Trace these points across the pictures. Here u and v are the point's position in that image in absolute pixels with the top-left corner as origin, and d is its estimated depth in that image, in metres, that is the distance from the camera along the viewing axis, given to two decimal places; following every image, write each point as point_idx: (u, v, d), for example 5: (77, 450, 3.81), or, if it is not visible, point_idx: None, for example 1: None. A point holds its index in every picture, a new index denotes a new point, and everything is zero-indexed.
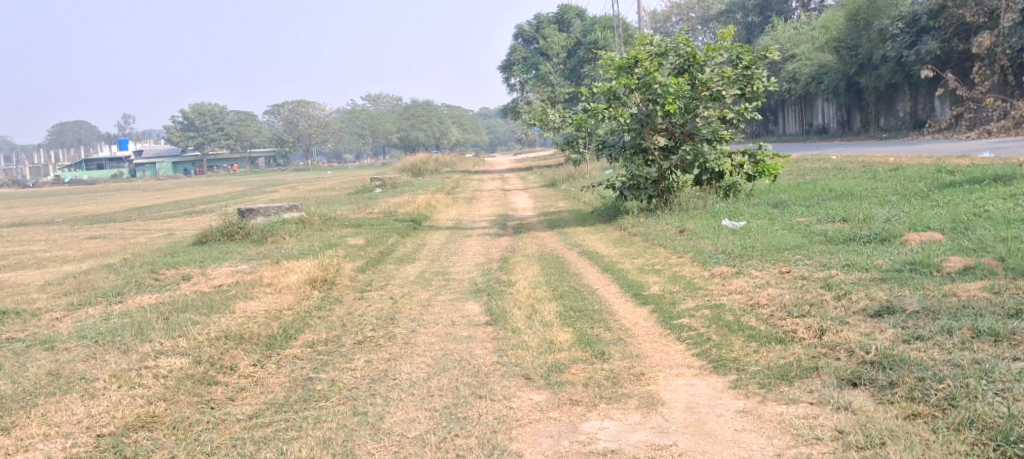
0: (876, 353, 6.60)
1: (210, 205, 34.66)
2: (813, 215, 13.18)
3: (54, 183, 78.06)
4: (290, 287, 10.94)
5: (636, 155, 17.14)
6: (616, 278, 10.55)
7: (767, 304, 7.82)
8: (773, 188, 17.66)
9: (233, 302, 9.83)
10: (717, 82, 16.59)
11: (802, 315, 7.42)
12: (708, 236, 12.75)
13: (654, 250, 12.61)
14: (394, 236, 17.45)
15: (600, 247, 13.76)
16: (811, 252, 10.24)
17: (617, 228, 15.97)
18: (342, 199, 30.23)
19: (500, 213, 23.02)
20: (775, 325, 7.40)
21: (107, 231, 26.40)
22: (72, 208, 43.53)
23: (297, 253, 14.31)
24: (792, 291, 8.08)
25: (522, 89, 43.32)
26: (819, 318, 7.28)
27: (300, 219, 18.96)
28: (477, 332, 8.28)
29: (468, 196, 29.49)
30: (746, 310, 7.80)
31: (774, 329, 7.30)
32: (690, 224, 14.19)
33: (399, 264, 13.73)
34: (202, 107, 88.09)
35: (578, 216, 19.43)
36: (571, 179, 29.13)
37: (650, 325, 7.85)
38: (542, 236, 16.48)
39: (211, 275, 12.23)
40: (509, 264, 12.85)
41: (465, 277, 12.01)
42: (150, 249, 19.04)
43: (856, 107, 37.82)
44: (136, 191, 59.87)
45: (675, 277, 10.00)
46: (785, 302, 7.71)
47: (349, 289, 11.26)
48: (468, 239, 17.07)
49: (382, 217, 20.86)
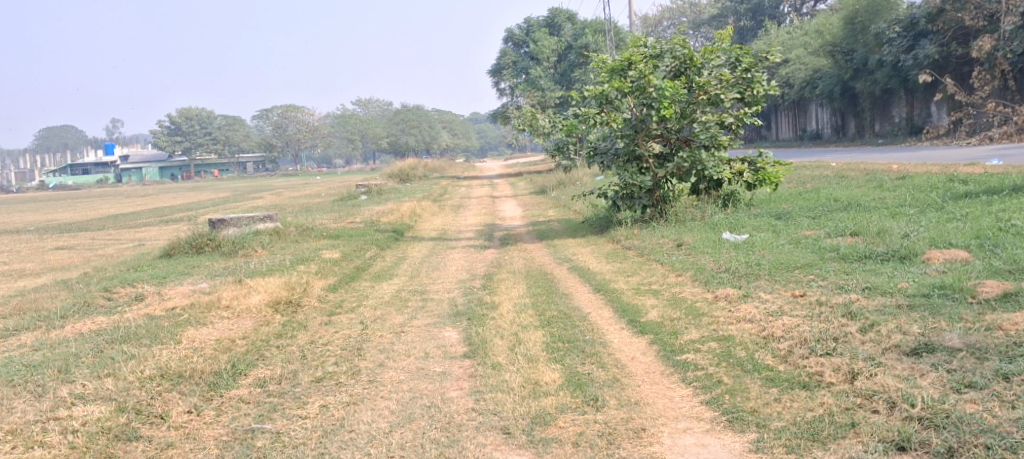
0: (923, 407, 5.78)
1: (189, 212, 33.66)
2: (820, 228, 12.26)
3: (38, 189, 76.96)
4: (251, 310, 9.96)
5: (629, 163, 16.19)
6: (608, 300, 9.59)
7: (786, 337, 6.89)
8: (773, 197, 16.69)
9: (183, 330, 8.87)
10: (715, 85, 15.66)
11: (828, 353, 6.54)
12: (709, 251, 11.78)
13: (650, 266, 11.64)
14: (374, 247, 16.47)
15: (592, 262, 12.83)
16: (824, 271, 9.27)
17: (610, 240, 15.05)
18: (324, 207, 29.23)
19: (488, 222, 22.06)
20: (798, 365, 6.50)
21: (77, 241, 25.37)
22: (50, 215, 42.41)
23: (265, 269, 13.32)
24: (814, 320, 7.13)
25: (512, 94, 42.36)
26: (848, 359, 6.41)
27: (274, 230, 17.97)
28: (452, 366, 7.31)
29: (455, 203, 28.53)
30: (763, 344, 6.87)
31: (796, 370, 6.42)
32: (688, 237, 13.23)
33: (376, 280, 12.75)
34: (190, 111, 86.33)
35: (568, 226, 18.48)
36: (562, 186, 28.15)
37: (652, 360, 6.92)
38: (530, 248, 15.55)
39: (168, 295, 11.27)
40: (493, 282, 11.87)
41: (445, 296, 11.05)
42: (115, 263, 18.04)
43: (851, 112, 36.95)
44: (119, 197, 58.86)
45: (673, 299, 9.04)
46: (806, 337, 6.79)
47: (317, 311, 10.26)
48: (451, 251, 16.10)
49: (363, 227, 19.88)
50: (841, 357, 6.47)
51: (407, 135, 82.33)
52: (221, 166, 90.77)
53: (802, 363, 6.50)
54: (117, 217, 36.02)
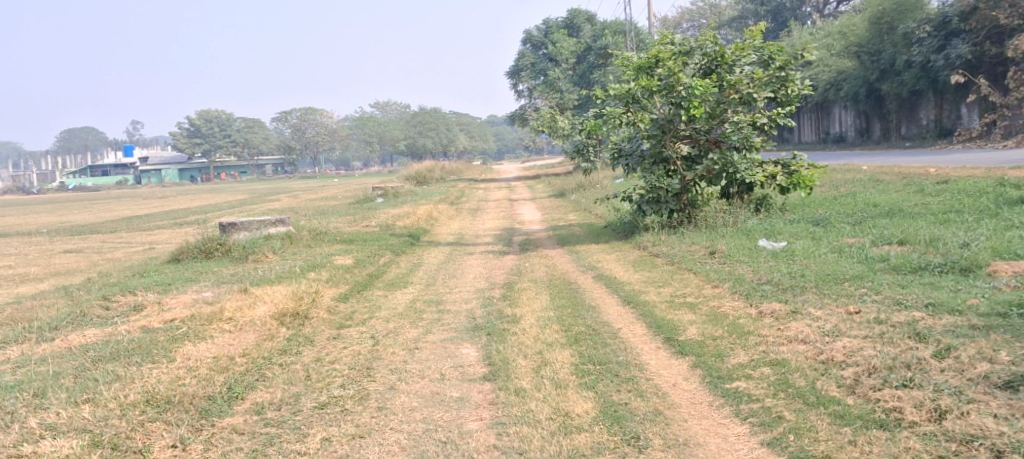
0: None
1: (203, 215, 33.02)
2: (864, 236, 11.44)
3: (57, 190, 76.76)
4: (257, 321, 9.25)
5: (655, 165, 15.44)
6: (640, 314, 8.81)
7: (853, 366, 6.24)
8: (808, 202, 15.80)
9: (179, 345, 8.20)
10: (747, 83, 14.83)
11: (906, 385, 5.91)
12: (745, 260, 10.97)
13: (683, 276, 10.85)
14: (388, 253, 15.76)
15: (619, 271, 12.05)
16: (877, 283, 8.45)
17: (637, 247, 14.28)
18: (339, 210, 28.60)
19: (506, 226, 21.28)
20: (869, 399, 5.89)
21: (87, 244, 24.80)
22: (64, 217, 41.99)
23: (274, 277, 12.62)
24: (882, 345, 6.44)
25: (531, 95, 41.57)
26: (933, 393, 5.77)
27: (286, 234, 17.29)
28: (471, 391, 6.57)
29: (473, 207, 27.74)
30: (827, 373, 6.24)
31: (871, 407, 5.78)
32: (722, 244, 12.40)
33: (391, 289, 12.03)
34: (208, 113, 86.03)
35: (591, 231, 17.69)
36: (582, 189, 27.38)
37: (698, 388, 6.25)
38: (552, 254, 14.81)
39: (170, 305, 10.58)
40: (514, 291, 11.12)
41: (463, 308, 10.31)
42: (121, 268, 17.43)
43: (876, 115, 35.91)
44: (136, 199, 58.42)
45: (713, 315, 8.26)
46: (875, 365, 6.16)
47: (325, 323, 9.52)
48: (469, 257, 15.37)
49: (378, 231, 19.15)
50: (921, 391, 5.83)
51: (424, 137, 81.61)
52: (239, 169, 90.51)
53: (874, 398, 5.89)
54: (130, 219, 35.44)
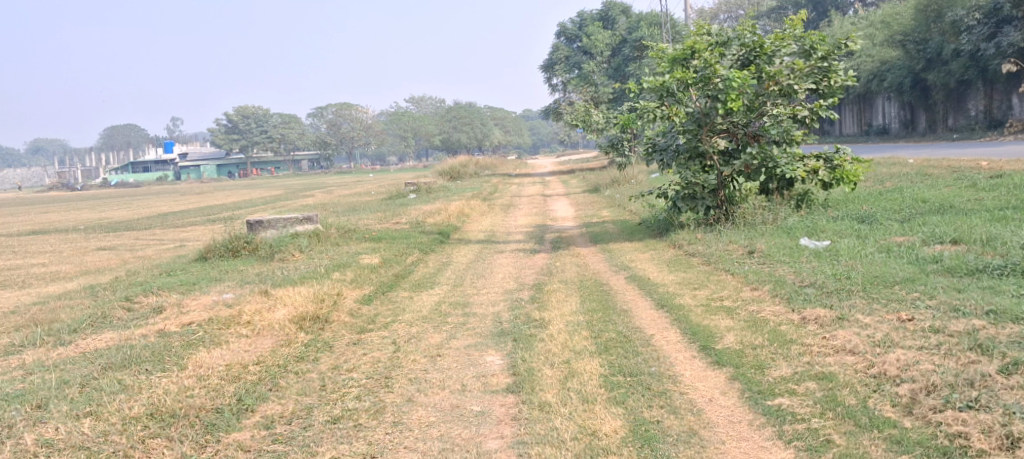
0: None
1: (236, 211, 32.91)
2: (913, 234, 10.90)
3: (98, 186, 77.49)
4: (274, 324, 8.91)
5: (691, 160, 14.93)
6: (676, 320, 8.35)
7: (911, 382, 5.80)
8: (851, 197, 15.24)
9: (192, 352, 7.88)
10: (788, 74, 14.30)
11: (971, 407, 5.47)
12: (787, 260, 10.48)
13: (720, 277, 10.36)
14: (417, 252, 15.39)
15: (653, 271, 11.61)
16: (930, 287, 7.93)
17: (672, 245, 13.83)
18: (371, 206, 28.33)
19: (538, 222, 20.85)
20: (929, 421, 5.47)
21: (119, 241, 24.69)
22: (101, 213, 42.08)
23: (298, 277, 12.30)
24: (943, 362, 5.97)
25: (565, 89, 41.08)
26: (998, 416, 5.33)
27: (314, 232, 16.98)
28: (492, 403, 6.23)
29: (506, 202, 27.34)
30: (881, 390, 5.83)
31: (928, 433, 5.37)
32: (761, 243, 11.90)
33: (416, 290, 11.67)
34: (245, 109, 86.41)
35: (626, 228, 17.23)
36: (617, 185, 26.88)
37: (738, 406, 5.86)
38: (584, 253, 14.40)
39: (188, 308, 10.26)
40: (544, 293, 10.70)
41: (491, 310, 9.90)
42: (149, 266, 17.21)
43: (921, 106, 35.09)
44: (173, 195, 58.68)
45: (753, 321, 7.78)
46: (934, 382, 5.72)
47: (346, 328, 9.16)
48: (499, 256, 14.97)
49: (408, 229, 18.81)
50: (989, 414, 5.39)
51: (460, 132, 81.38)
52: (275, 164, 90.81)
53: (936, 420, 5.46)
54: (165, 215, 35.41)
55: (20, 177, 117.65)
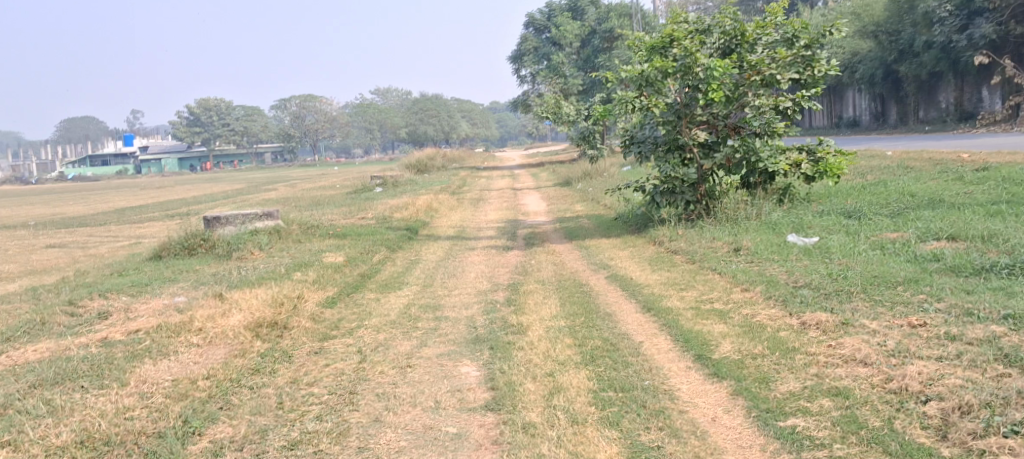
0: None
1: (196, 206, 31.90)
2: (907, 231, 10.43)
3: (57, 180, 75.73)
4: (228, 332, 8.20)
5: (670, 152, 14.40)
6: (664, 325, 7.77)
7: (940, 403, 5.50)
8: (834, 191, 14.77)
9: (137, 364, 7.18)
10: (770, 63, 13.78)
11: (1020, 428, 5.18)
12: (776, 259, 9.97)
13: (707, 277, 9.81)
14: (383, 249, 14.71)
15: (634, 270, 11.07)
16: (936, 289, 7.40)
17: (652, 242, 13.31)
18: (336, 200, 27.51)
19: (509, 217, 20.22)
20: (970, 449, 5.17)
21: (72, 238, 23.69)
22: (57, 208, 40.76)
23: (257, 278, 11.58)
24: (974, 377, 5.65)
25: (534, 80, 40.45)
26: None
27: (275, 229, 16.23)
28: (469, 424, 5.75)
29: (475, 196, 26.68)
30: (905, 410, 5.52)
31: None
32: (746, 239, 11.38)
33: (384, 292, 11.00)
34: (207, 103, 84.82)
35: (601, 224, 16.67)
36: (589, 178, 26.34)
37: (746, 429, 5.51)
38: (560, 250, 13.83)
39: (136, 312, 9.53)
40: (520, 295, 10.09)
41: (464, 314, 9.27)
42: (100, 265, 16.36)
43: (892, 98, 34.89)
44: (133, 189, 57.24)
45: (748, 327, 7.22)
46: (966, 402, 5.43)
47: (307, 335, 8.49)
48: (470, 253, 14.35)
49: (374, 225, 18.08)
50: None
51: (426, 125, 80.44)
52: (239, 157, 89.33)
53: (978, 448, 5.15)
54: (122, 211, 34.29)
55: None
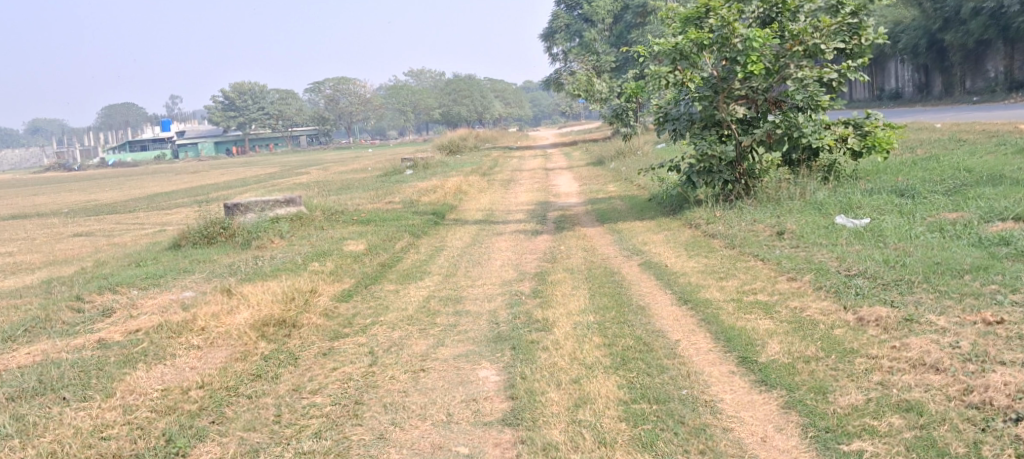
0: None
1: (226, 191, 31.38)
2: (968, 210, 9.63)
3: (96, 166, 75.99)
4: (232, 332, 7.59)
5: (706, 129, 13.63)
6: (704, 320, 7.04)
7: None
8: (883, 167, 13.91)
9: (131, 369, 6.60)
10: (813, 32, 12.94)
11: None
12: (825, 243, 9.22)
13: (749, 264, 9.05)
14: (408, 235, 14.08)
15: (669, 256, 10.36)
16: (1009, 278, 6.60)
17: (688, 224, 12.57)
18: (366, 184, 26.90)
19: (540, 199, 19.52)
20: None
21: (98, 226, 23.33)
22: (93, 195, 40.68)
23: (272, 269, 11.01)
24: None
25: (566, 58, 39.59)
26: None
27: (297, 215, 15.65)
28: (484, 443, 5.30)
29: (506, 177, 25.98)
30: (992, 431, 4.97)
31: None
32: (790, 221, 10.62)
33: (403, 283, 10.37)
34: (241, 86, 83.36)
35: (635, 205, 15.92)
36: (622, 157, 25.56)
37: (802, 453, 4.98)
38: (591, 235, 13.13)
39: (141, 309, 8.92)
40: (547, 286, 9.43)
41: (486, 308, 8.62)
42: (120, 255, 15.91)
43: (937, 68, 33.69)
44: (169, 175, 57.08)
45: (797, 324, 6.50)
46: None
47: (317, 333, 7.89)
48: (497, 239, 13.68)
49: (401, 209, 17.45)
50: None
51: (459, 105, 79.81)
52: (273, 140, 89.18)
53: None
54: (153, 197, 33.93)
55: (18, 158, 115.95)
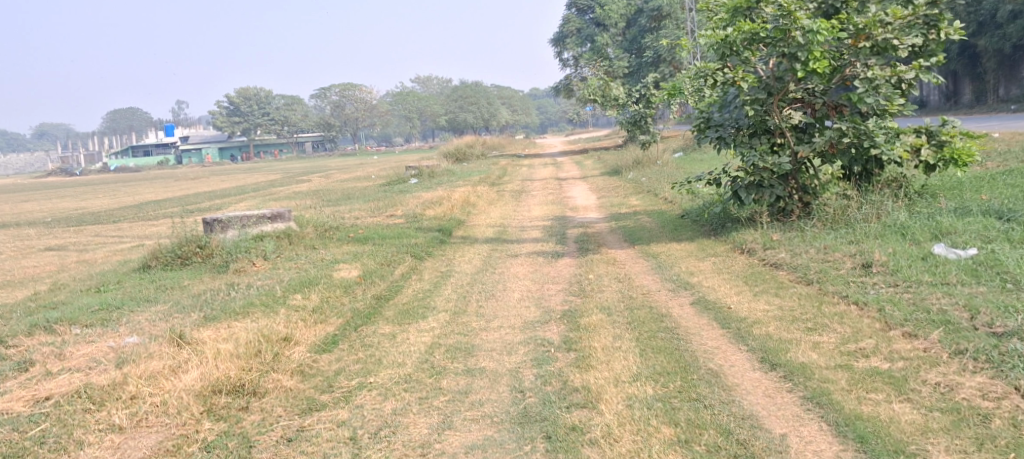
0: None
1: (220, 201, 29.41)
2: None
3: (98, 171, 74.46)
4: (172, 402, 5.88)
5: (755, 137, 11.72)
6: (812, 401, 5.29)
7: None
8: (957, 183, 11.83)
9: None
10: (882, 26, 10.96)
11: None
12: (932, 282, 7.32)
13: (838, 311, 7.11)
14: (409, 257, 12.20)
15: (726, 292, 8.49)
16: None
17: (739, 249, 10.67)
18: (365, 194, 24.98)
19: (556, 213, 17.62)
20: None
21: (74, 239, 21.33)
22: (82, 202, 38.60)
23: (242, 303, 9.05)
24: None
25: (578, 64, 37.53)
26: None
27: (284, 232, 13.66)
28: None
29: (517, 188, 24.04)
30: None
31: None
32: (876, 249, 8.71)
33: (402, 324, 8.43)
34: (247, 91, 81.64)
35: (667, 222, 13.97)
36: (641, 167, 23.66)
37: None
38: (624, 259, 11.24)
39: (66, 363, 7.00)
40: (580, 333, 7.48)
41: (506, 365, 6.71)
42: (84, 276, 13.96)
43: (968, 75, 31.82)
44: (168, 180, 55.12)
45: (957, 420, 5.01)
46: None
47: (284, 404, 6.05)
48: (512, 262, 11.79)
49: (402, 225, 15.54)
50: None
51: (465, 112, 77.88)
52: (278, 146, 87.46)
53: None
54: (143, 206, 32.01)
55: (23, 162, 113.73)
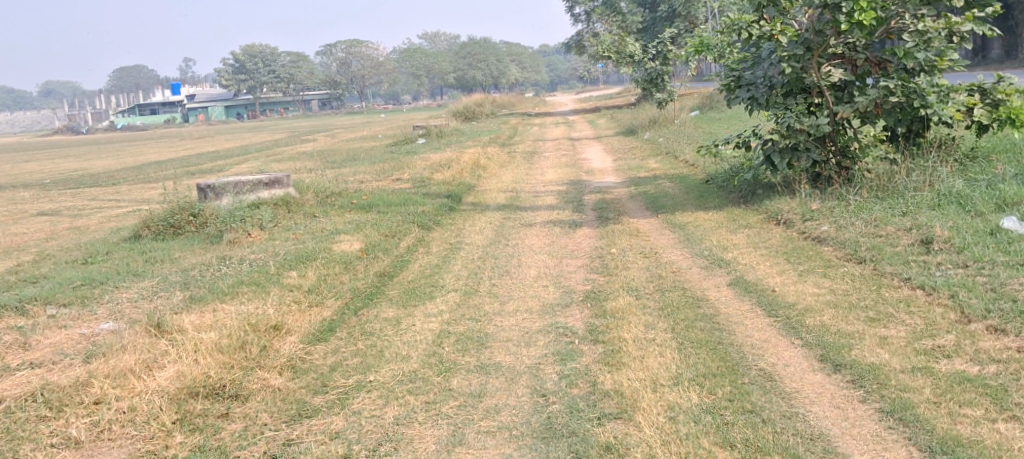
0: None
1: (223, 162, 28.46)
2: None
3: (105, 130, 73.53)
4: (141, 408, 5.25)
5: (790, 97, 10.79)
6: (893, 417, 4.85)
7: None
8: (1012, 144, 10.79)
9: None
10: None
11: None
12: (1008, 264, 6.46)
13: (902, 297, 6.28)
14: (416, 227, 11.36)
15: (767, 271, 7.64)
16: None
17: (775, 220, 9.79)
18: (372, 155, 24.05)
19: (571, 177, 16.73)
20: None
21: (69, 203, 20.45)
22: (84, 162, 37.61)
23: (232, 282, 8.21)
24: None
25: (590, 19, 36.27)
26: None
27: (283, 199, 12.81)
28: None
29: (529, 149, 23.10)
30: None
31: None
32: (936, 222, 7.83)
33: (407, 306, 7.61)
34: (252, 49, 80.09)
35: (692, 188, 13.06)
36: (658, 127, 22.70)
37: None
38: (648, 231, 10.38)
39: (26, 356, 6.19)
40: (608, 320, 6.65)
41: (525, 360, 5.89)
42: (72, 245, 13.11)
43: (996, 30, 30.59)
44: (172, 140, 54.08)
45: None
46: None
47: (269, 409, 5.36)
48: (527, 232, 10.95)
49: (410, 190, 14.66)
50: None
51: (474, 70, 76.37)
52: (285, 104, 86.30)
53: None
54: (144, 167, 31.09)
55: (28, 120, 112.59)
